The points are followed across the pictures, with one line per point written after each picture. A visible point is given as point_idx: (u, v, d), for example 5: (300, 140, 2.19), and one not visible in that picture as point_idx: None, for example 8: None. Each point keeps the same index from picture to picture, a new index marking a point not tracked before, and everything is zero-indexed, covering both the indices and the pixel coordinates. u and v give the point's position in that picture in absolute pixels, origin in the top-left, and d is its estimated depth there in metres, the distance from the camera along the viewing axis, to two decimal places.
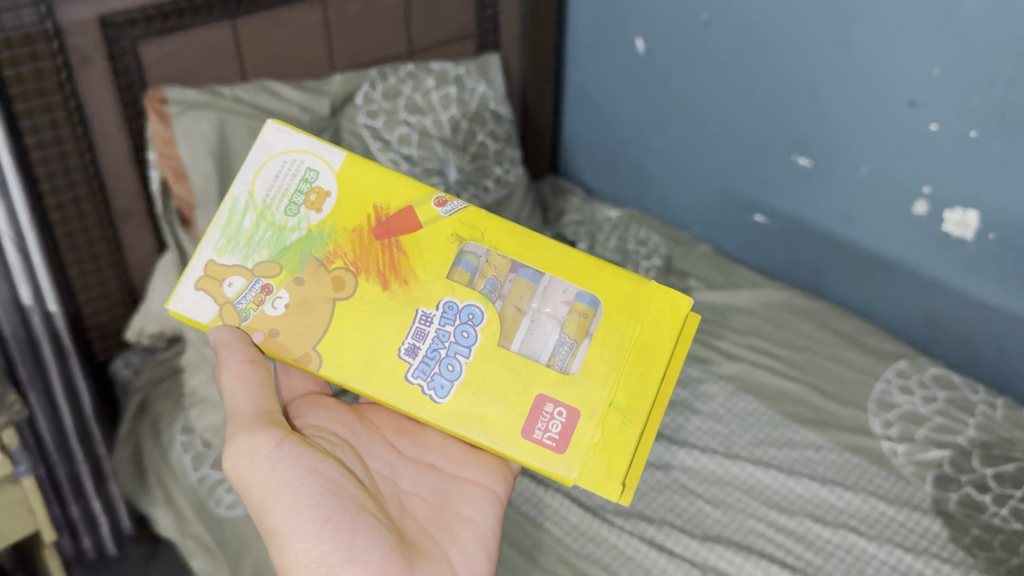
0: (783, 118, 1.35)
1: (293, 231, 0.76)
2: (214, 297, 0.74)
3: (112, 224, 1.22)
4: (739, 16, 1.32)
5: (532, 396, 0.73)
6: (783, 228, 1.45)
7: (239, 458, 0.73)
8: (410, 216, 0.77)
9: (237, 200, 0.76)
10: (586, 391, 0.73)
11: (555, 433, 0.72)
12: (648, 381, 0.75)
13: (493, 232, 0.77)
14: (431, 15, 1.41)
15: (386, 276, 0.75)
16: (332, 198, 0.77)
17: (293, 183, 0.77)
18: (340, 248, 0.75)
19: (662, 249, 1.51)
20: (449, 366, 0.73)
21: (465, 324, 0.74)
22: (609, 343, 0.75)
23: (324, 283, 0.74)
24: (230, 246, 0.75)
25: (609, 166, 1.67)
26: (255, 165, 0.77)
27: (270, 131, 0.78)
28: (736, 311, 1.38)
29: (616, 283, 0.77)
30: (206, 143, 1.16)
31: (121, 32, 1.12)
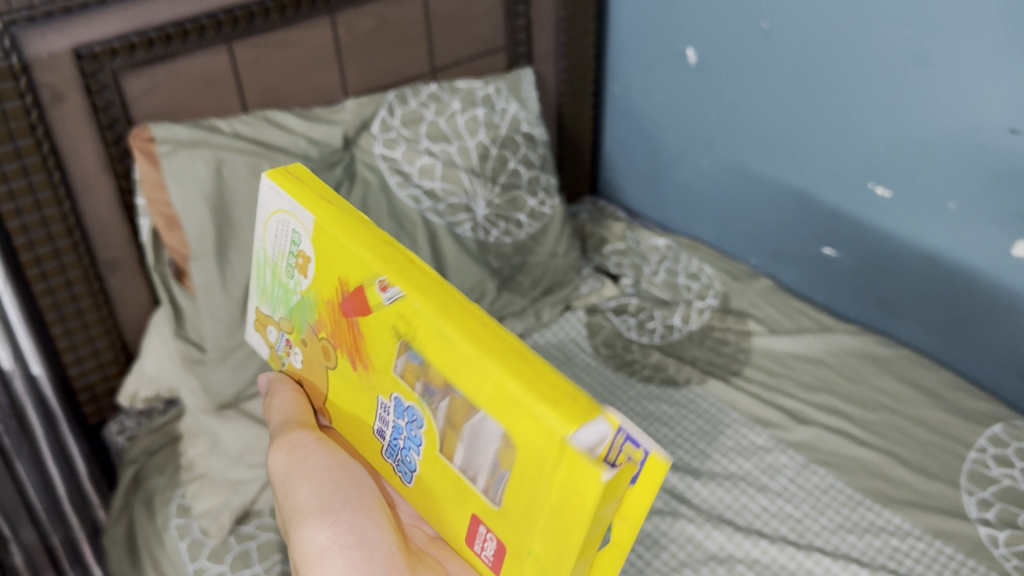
0: (856, 143, 1.18)
1: (293, 292, 0.62)
2: (264, 340, 0.69)
3: (97, 275, 1.09)
4: (804, 25, 1.15)
5: (467, 511, 0.54)
6: (856, 263, 1.27)
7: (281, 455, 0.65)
8: (365, 295, 0.55)
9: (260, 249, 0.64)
10: (510, 530, 0.52)
11: (489, 556, 0.54)
12: (571, 543, 0.48)
13: (422, 330, 0.52)
14: (456, 29, 1.26)
15: (352, 350, 0.59)
16: (310, 265, 0.59)
17: (286, 244, 0.61)
18: (320, 319, 0.60)
19: (716, 284, 1.34)
20: (407, 460, 0.58)
21: (409, 426, 0.56)
22: (525, 492, 0.49)
23: (317, 350, 0.63)
24: (265, 294, 0.66)
25: (653, 187, 1.51)
26: (261, 220, 0.62)
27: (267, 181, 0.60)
28: (804, 361, 1.21)
29: (536, 424, 0.47)
30: (200, 185, 1.01)
31: (99, 63, 0.97)
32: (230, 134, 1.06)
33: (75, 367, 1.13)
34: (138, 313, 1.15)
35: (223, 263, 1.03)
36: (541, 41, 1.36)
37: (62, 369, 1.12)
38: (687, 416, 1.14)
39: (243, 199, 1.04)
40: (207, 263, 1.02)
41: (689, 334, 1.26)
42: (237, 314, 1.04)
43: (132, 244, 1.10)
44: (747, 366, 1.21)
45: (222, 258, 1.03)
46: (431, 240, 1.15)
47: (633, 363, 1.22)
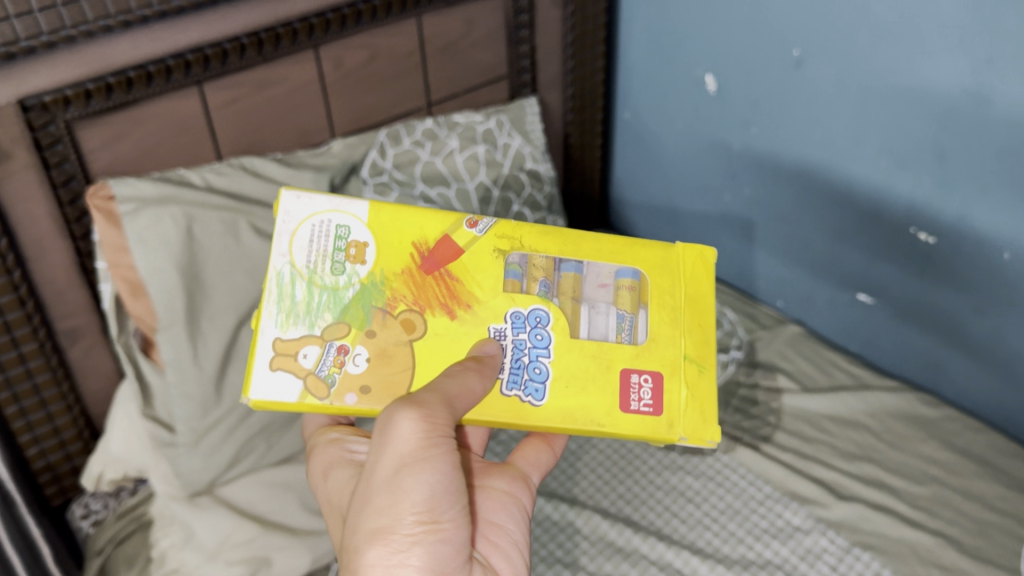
0: (898, 183, 1.06)
1: (347, 288, 0.66)
2: (296, 373, 0.64)
3: (55, 348, 0.97)
4: (838, 55, 1.04)
5: (617, 371, 0.68)
6: (896, 311, 1.16)
7: (374, 515, 0.61)
8: (451, 242, 0.69)
9: (280, 273, 0.65)
10: (660, 354, 0.69)
11: (649, 399, 0.67)
12: (702, 330, 0.71)
13: (527, 238, 0.70)
14: (455, 59, 1.14)
15: (455, 303, 0.67)
16: (375, 248, 0.67)
17: (328, 244, 0.67)
18: (398, 290, 0.66)
19: (740, 332, 1.23)
20: (535, 369, 0.67)
21: (537, 328, 0.68)
22: (663, 308, 0.71)
23: (394, 328, 0.66)
24: (292, 318, 0.65)
25: (668, 221, 1.40)
26: (286, 236, 0.66)
27: (286, 198, 0.67)
28: (841, 424, 1.10)
29: (641, 253, 0.72)
30: (169, 248, 0.90)
31: (50, 114, 0.86)
32: (202, 187, 0.95)
33: (33, 448, 1.01)
34: (103, 384, 1.04)
35: (195, 332, 0.92)
36: (547, 68, 1.25)
37: (18, 449, 1.00)
38: (716, 491, 1.02)
39: (219, 258, 0.93)
40: (177, 335, 0.91)
41: None
42: (212, 389, 0.93)
43: (94, 312, 0.98)
44: (777, 428, 1.10)
45: (193, 327, 0.92)
46: None
47: None
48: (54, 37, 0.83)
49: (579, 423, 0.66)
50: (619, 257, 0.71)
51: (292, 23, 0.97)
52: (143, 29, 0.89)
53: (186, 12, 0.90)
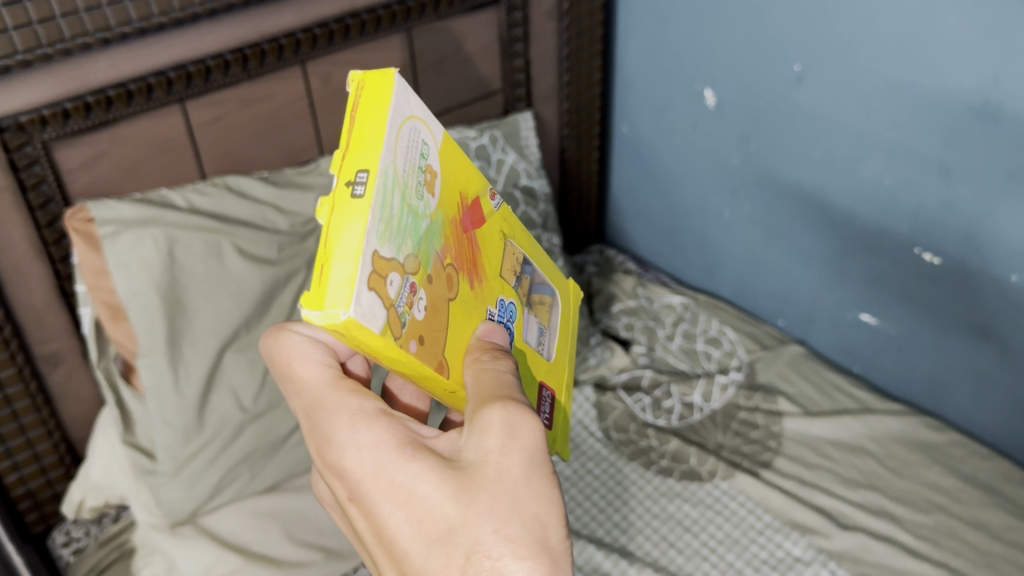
0: (903, 202, 1.03)
1: (423, 217, 0.51)
2: (382, 301, 0.46)
3: (34, 374, 0.94)
4: (839, 70, 1.01)
5: (532, 391, 0.62)
6: (900, 333, 1.13)
7: (523, 528, 0.50)
8: (480, 209, 0.61)
9: (387, 172, 0.47)
10: (560, 369, 0.69)
11: (548, 412, 0.65)
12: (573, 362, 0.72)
13: (507, 225, 0.65)
14: (447, 74, 1.11)
15: (480, 273, 0.58)
16: (439, 179, 0.55)
17: (417, 158, 0.51)
18: (446, 239, 0.54)
19: (740, 352, 1.20)
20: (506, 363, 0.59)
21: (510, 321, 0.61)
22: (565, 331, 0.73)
23: (443, 281, 0.53)
24: (388, 233, 0.47)
25: (667, 237, 1.37)
26: (396, 129, 0.49)
27: (397, 80, 0.50)
28: (844, 449, 1.07)
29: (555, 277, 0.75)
30: (150, 271, 0.87)
31: (27, 135, 0.84)
32: (186, 209, 0.92)
33: (12, 475, 0.98)
34: (84, 409, 1.01)
35: (176, 358, 0.89)
36: (542, 82, 1.22)
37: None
38: (715, 520, 0.99)
39: (201, 282, 0.90)
40: (158, 361, 0.88)
41: (711, 415, 1.12)
42: (193, 417, 0.91)
43: (75, 335, 0.96)
44: (778, 452, 1.07)
45: (174, 353, 0.89)
46: None
47: (649, 451, 1.07)
48: (30, 56, 0.80)
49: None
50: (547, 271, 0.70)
51: (278, 39, 0.94)
52: (122, 47, 0.86)
53: (167, 29, 0.87)
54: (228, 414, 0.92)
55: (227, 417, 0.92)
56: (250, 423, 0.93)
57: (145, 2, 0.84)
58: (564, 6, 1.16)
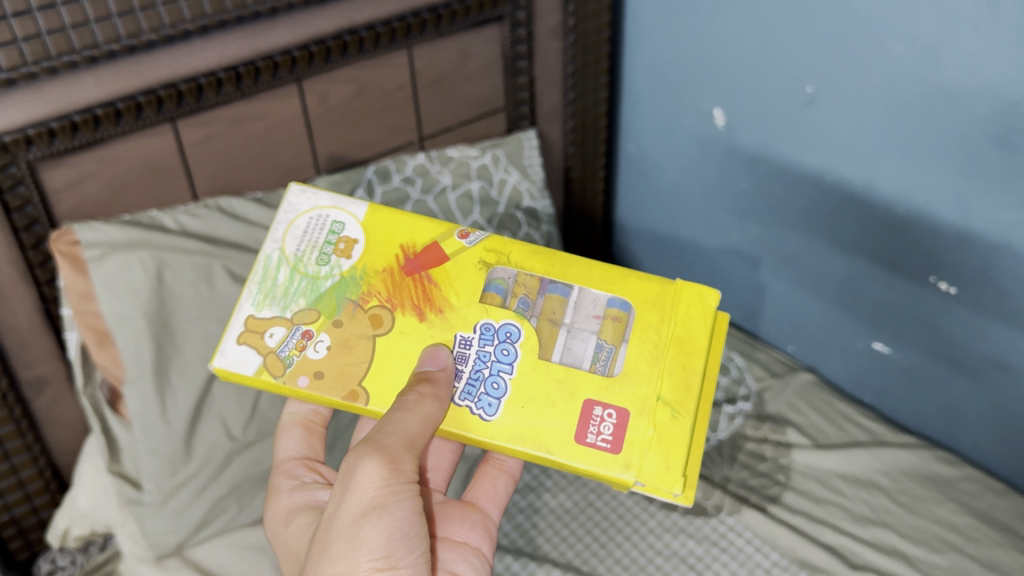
0: (917, 229, 1.00)
1: (327, 279, 0.66)
2: (256, 350, 0.64)
3: (19, 399, 0.92)
4: (851, 92, 0.98)
5: (579, 402, 0.62)
6: (912, 363, 1.09)
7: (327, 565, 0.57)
8: (440, 250, 0.68)
9: (268, 257, 0.67)
10: (632, 388, 0.63)
11: (608, 435, 0.62)
12: (693, 366, 0.65)
13: (516, 254, 0.68)
14: (448, 91, 1.09)
15: (429, 306, 0.65)
16: (364, 245, 0.68)
17: (320, 236, 0.68)
18: (372, 286, 0.66)
19: (749, 380, 1.16)
20: (494, 384, 0.63)
21: (503, 342, 0.64)
22: (647, 342, 0.65)
23: (362, 321, 0.65)
24: (267, 299, 0.66)
25: (674, 259, 1.34)
26: (282, 225, 0.68)
27: (293, 189, 0.70)
28: (854, 484, 1.04)
29: (646, 283, 0.67)
30: (136, 296, 0.85)
31: (11, 155, 0.81)
32: (177, 232, 0.89)
33: None
34: (70, 435, 0.99)
35: (163, 386, 0.87)
36: (547, 100, 1.19)
37: None
38: (719, 556, 0.95)
39: (190, 307, 0.87)
40: (144, 388, 0.86)
41: (719, 446, 1.08)
42: (181, 446, 0.88)
43: (61, 360, 0.93)
44: (785, 486, 1.04)
45: (161, 381, 0.86)
46: None
47: None
48: (14, 74, 0.78)
49: (530, 446, 0.61)
50: (608, 285, 0.67)
51: (273, 56, 0.91)
52: (110, 64, 0.83)
53: (157, 47, 0.85)
54: (217, 442, 0.89)
55: (216, 446, 0.89)
56: (239, 453, 0.90)
57: (135, 19, 0.81)
58: (570, 24, 1.12)
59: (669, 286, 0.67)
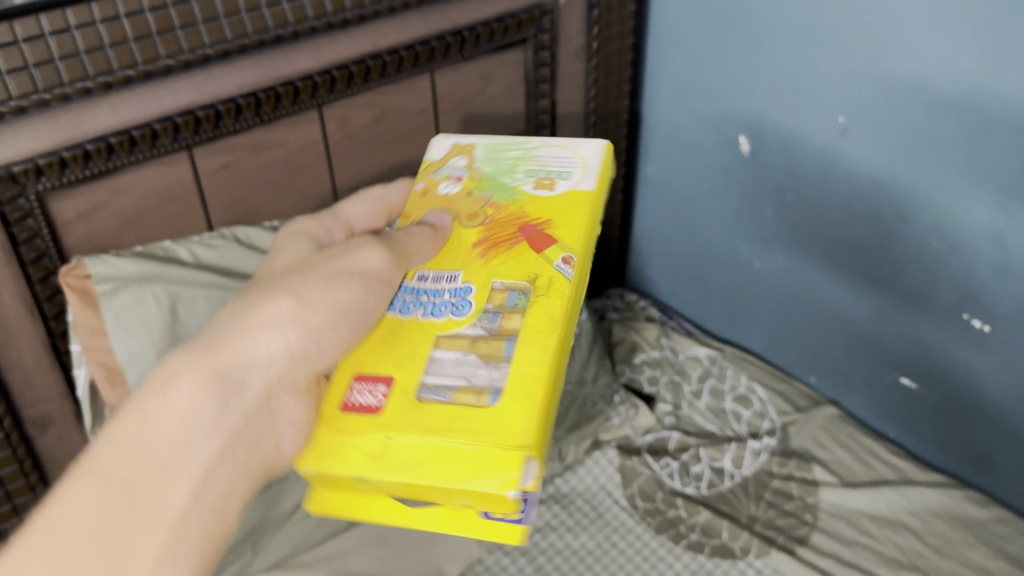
0: (954, 265, 0.97)
1: (515, 181, 0.67)
2: (443, 158, 0.71)
3: (22, 438, 0.88)
4: (886, 125, 0.95)
5: (392, 370, 0.56)
6: (940, 400, 1.07)
7: (290, 288, 0.58)
8: (547, 245, 0.61)
9: (527, 141, 0.70)
10: (408, 416, 0.53)
11: (358, 402, 0.55)
12: (437, 476, 0.50)
13: (550, 304, 0.57)
14: (469, 115, 1.05)
15: (487, 247, 0.62)
16: (554, 195, 0.65)
17: (553, 168, 0.67)
18: (505, 209, 0.64)
19: (773, 414, 1.14)
20: (409, 306, 0.60)
21: (448, 304, 0.59)
22: (452, 424, 0.52)
23: (473, 206, 0.66)
24: (490, 148, 0.71)
25: (692, 284, 1.32)
26: (560, 143, 0.69)
27: (599, 144, 0.68)
28: (884, 525, 1.01)
29: (518, 411, 0.52)
30: (150, 333, 0.81)
31: (20, 186, 0.77)
32: (192, 264, 0.86)
33: None
34: None
35: None
36: (567, 123, 1.16)
37: None
38: None
39: None
40: None
41: (742, 483, 1.06)
42: None
43: (66, 396, 0.90)
44: (813, 526, 1.01)
45: None
46: None
47: (678, 524, 1.01)
48: (25, 102, 0.74)
49: None
50: (514, 385, 0.53)
51: (294, 81, 0.88)
52: (125, 91, 0.79)
53: (174, 72, 0.80)
54: None
55: None
56: None
57: (152, 44, 0.77)
58: (593, 47, 1.10)
59: (522, 444, 0.50)
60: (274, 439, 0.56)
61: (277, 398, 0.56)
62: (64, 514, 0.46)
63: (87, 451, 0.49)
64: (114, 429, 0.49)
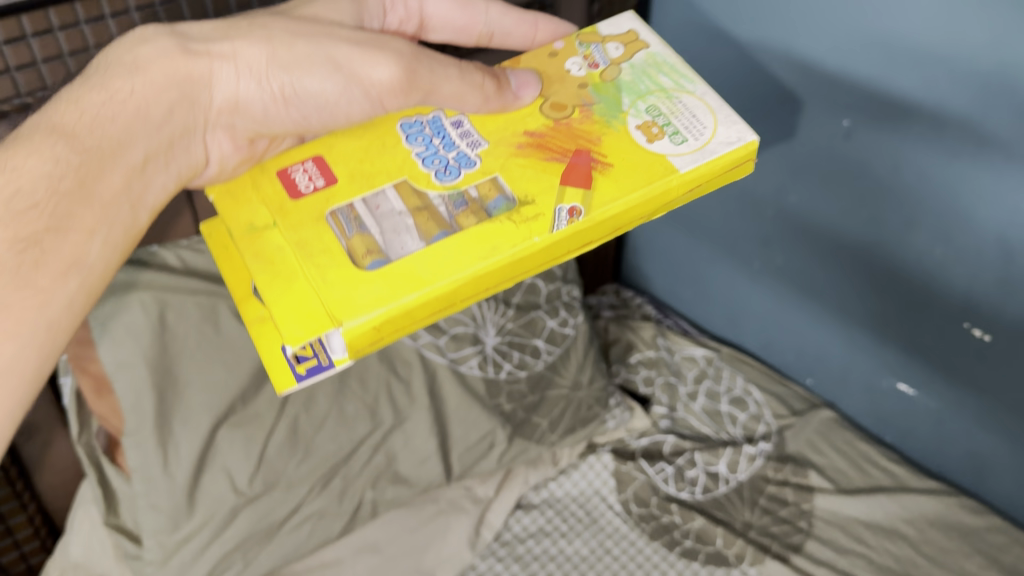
0: (958, 276, 0.95)
1: (628, 105, 0.63)
2: (603, 40, 0.69)
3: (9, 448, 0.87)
4: (891, 132, 0.92)
5: (340, 175, 0.61)
6: (938, 406, 1.06)
7: (277, 49, 0.64)
8: (573, 182, 0.58)
9: (690, 83, 0.64)
10: (309, 229, 0.57)
11: (297, 176, 0.61)
12: (265, 277, 0.56)
13: (511, 236, 0.55)
14: None
15: (530, 144, 0.61)
16: (644, 145, 0.60)
17: (678, 122, 0.61)
18: (590, 125, 0.62)
19: (769, 417, 1.13)
20: (415, 138, 0.63)
21: (439, 153, 0.61)
22: (326, 248, 0.55)
23: (569, 96, 0.65)
24: (651, 64, 0.66)
25: (689, 282, 1.31)
26: (714, 109, 0.62)
27: (744, 136, 0.60)
28: (879, 533, 1.00)
29: (375, 280, 0.53)
30: (138, 340, 0.80)
31: None
32: (180, 269, 0.85)
33: None
34: (64, 479, 0.95)
35: (165, 438, 0.81)
36: None
37: None
38: None
39: (192, 350, 0.83)
40: (144, 442, 0.80)
41: (737, 489, 1.05)
42: (183, 502, 0.82)
43: (53, 406, 0.89)
44: (809, 533, 1.01)
45: (163, 432, 0.81)
46: (430, 387, 0.94)
47: (672, 530, 1.01)
48: (7, 107, 0.72)
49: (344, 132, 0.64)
50: (398, 267, 0.54)
51: None
52: None
53: None
54: (222, 497, 0.83)
55: (220, 500, 0.83)
56: (245, 506, 0.84)
57: None
58: None
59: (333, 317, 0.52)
60: (202, 153, 0.67)
61: (206, 127, 0.66)
62: (17, 158, 0.58)
63: (53, 105, 0.61)
64: (79, 95, 0.61)
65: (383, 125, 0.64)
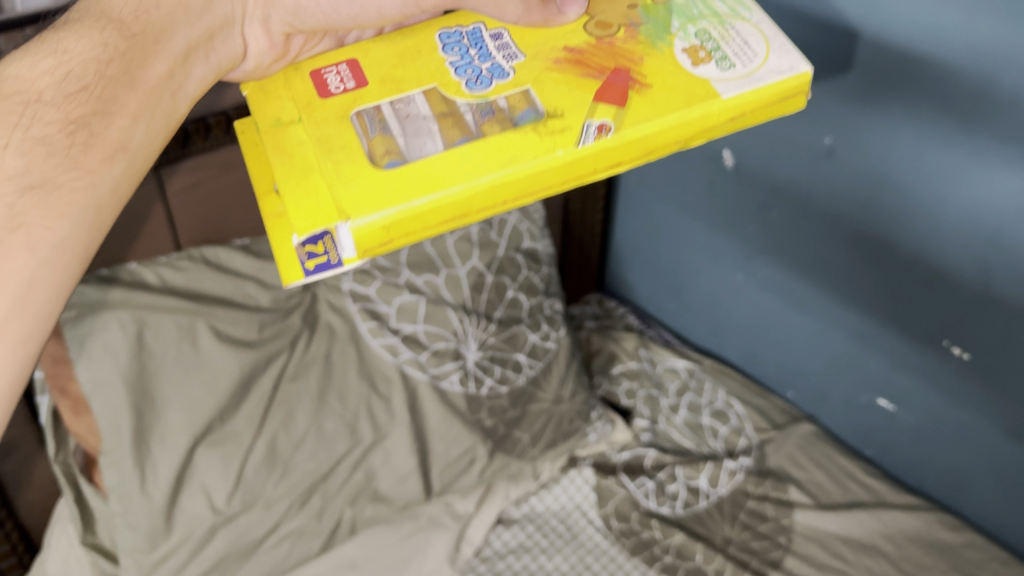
0: (938, 295, 0.95)
1: (678, 28, 0.63)
2: None
3: None
4: (872, 153, 0.93)
5: (371, 81, 0.61)
6: (918, 422, 1.06)
7: None
8: (608, 100, 0.57)
9: (745, 12, 0.64)
10: (332, 128, 0.57)
11: (325, 78, 0.62)
12: (283, 169, 0.56)
13: (538, 148, 0.55)
14: None
15: (568, 59, 0.61)
16: (689, 69, 0.60)
17: (728, 48, 0.61)
18: (637, 44, 0.62)
19: (750, 431, 1.14)
20: (455, 49, 0.63)
21: (473, 64, 0.62)
22: (350, 144, 0.56)
23: (617, 16, 0.65)
24: None
25: (673, 292, 1.32)
26: (766, 38, 0.61)
27: (793, 68, 0.59)
28: (858, 548, 1.01)
29: (393, 178, 0.53)
30: (116, 359, 0.79)
31: None
32: (158, 287, 0.85)
33: None
34: (42, 495, 0.94)
35: (142, 456, 0.81)
36: None
37: None
38: None
39: (171, 369, 0.82)
40: (121, 461, 0.80)
41: (718, 504, 1.06)
42: (161, 520, 0.82)
43: (31, 423, 0.89)
44: (788, 549, 1.01)
45: (141, 451, 0.80)
46: (411, 402, 0.93)
47: (652, 544, 1.01)
48: None
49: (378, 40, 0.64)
50: (416, 168, 0.54)
51: None
52: None
53: None
54: (199, 515, 0.83)
55: (198, 519, 0.83)
56: (223, 526, 0.84)
57: None
58: None
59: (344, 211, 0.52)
60: (241, 44, 0.69)
61: (242, 20, 0.70)
62: (69, 40, 0.63)
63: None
64: None
65: (422, 34, 0.65)
